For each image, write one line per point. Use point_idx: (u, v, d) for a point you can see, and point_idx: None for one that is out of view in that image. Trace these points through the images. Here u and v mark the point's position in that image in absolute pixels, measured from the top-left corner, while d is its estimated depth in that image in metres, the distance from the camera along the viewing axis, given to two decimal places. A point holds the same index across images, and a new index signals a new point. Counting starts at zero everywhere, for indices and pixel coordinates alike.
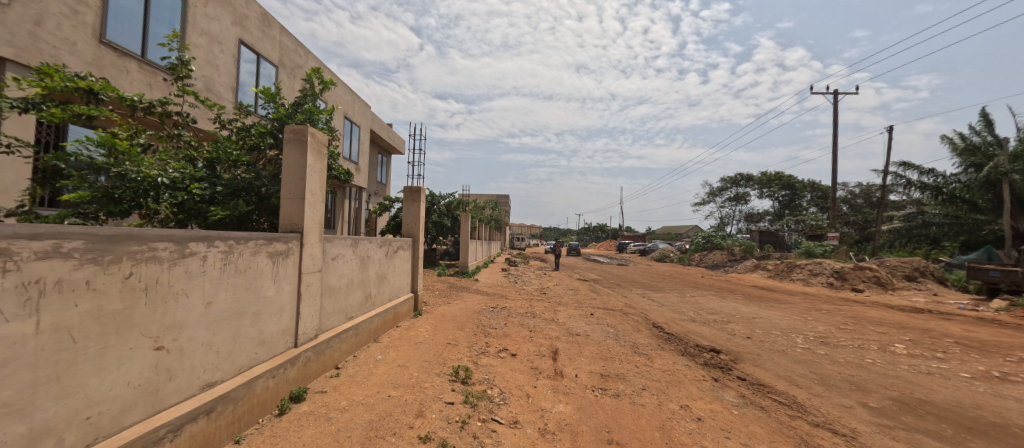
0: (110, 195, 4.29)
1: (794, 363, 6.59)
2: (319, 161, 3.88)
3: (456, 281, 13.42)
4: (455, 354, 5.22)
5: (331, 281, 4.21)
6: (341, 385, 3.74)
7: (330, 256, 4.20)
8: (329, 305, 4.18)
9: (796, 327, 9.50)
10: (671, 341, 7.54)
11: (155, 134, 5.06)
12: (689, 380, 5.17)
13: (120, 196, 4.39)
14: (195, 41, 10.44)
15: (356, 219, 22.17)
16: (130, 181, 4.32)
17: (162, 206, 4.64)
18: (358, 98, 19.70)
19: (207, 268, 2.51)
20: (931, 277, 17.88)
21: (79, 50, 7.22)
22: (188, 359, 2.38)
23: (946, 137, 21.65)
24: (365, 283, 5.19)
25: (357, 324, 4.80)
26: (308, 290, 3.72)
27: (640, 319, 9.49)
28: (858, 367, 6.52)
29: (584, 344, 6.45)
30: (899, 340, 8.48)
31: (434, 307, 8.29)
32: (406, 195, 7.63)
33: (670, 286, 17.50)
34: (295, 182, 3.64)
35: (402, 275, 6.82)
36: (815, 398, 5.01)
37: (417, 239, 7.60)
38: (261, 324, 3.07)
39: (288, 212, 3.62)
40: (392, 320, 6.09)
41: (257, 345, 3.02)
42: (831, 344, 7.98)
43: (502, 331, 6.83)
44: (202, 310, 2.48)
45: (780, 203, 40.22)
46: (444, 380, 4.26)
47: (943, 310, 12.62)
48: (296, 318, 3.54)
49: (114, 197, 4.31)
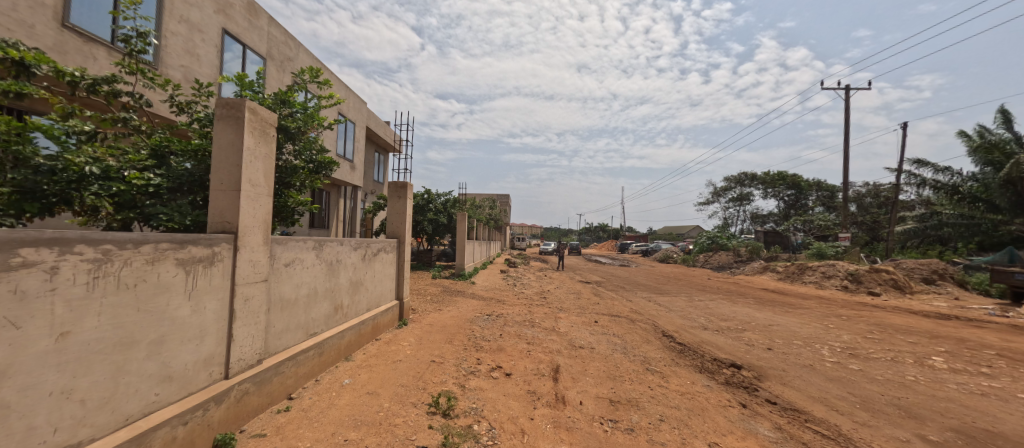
0: (27, 190, 3.32)
1: (827, 382, 5.81)
2: (263, 145, 3.13)
3: (451, 284, 12.68)
4: (438, 376, 4.44)
5: (284, 292, 3.48)
6: (287, 424, 2.99)
7: (283, 262, 3.46)
8: (281, 322, 3.44)
9: (819, 337, 8.72)
10: (686, 354, 6.76)
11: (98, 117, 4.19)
12: (713, 406, 4.40)
13: (40, 190, 3.41)
14: (173, 28, 9.68)
15: (350, 219, 21.41)
16: (49, 170, 3.34)
17: (95, 201, 3.66)
18: (353, 94, 18.95)
19: (57, 285, 1.76)
20: (950, 280, 17.02)
21: (37, 33, 6.42)
22: (20, 418, 1.63)
23: (962, 134, 20.86)
24: (334, 292, 4.44)
25: (323, 342, 4.06)
26: (248, 306, 2.97)
27: (648, 328, 8.71)
28: (901, 386, 5.74)
29: (589, 360, 5.69)
30: (936, 352, 7.68)
31: (422, 315, 7.53)
32: (390, 192, 6.86)
33: (677, 289, 16.67)
34: (228, 169, 2.88)
35: (385, 280, 6.10)
36: (862, 429, 4.23)
37: (403, 239, 6.84)
38: (165, 356, 2.31)
39: (217, 207, 2.85)
40: (369, 333, 5.34)
41: (159, 383, 2.26)
42: (863, 358, 7.20)
43: (497, 344, 6.06)
44: (49, 345, 1.73)
45: (786, 203, 39.32)
46: (420, 412, 3.50)
47: (971, 316, 11.79)
48: (229, 341, 2.79)
49: (32, 191, 3.32)
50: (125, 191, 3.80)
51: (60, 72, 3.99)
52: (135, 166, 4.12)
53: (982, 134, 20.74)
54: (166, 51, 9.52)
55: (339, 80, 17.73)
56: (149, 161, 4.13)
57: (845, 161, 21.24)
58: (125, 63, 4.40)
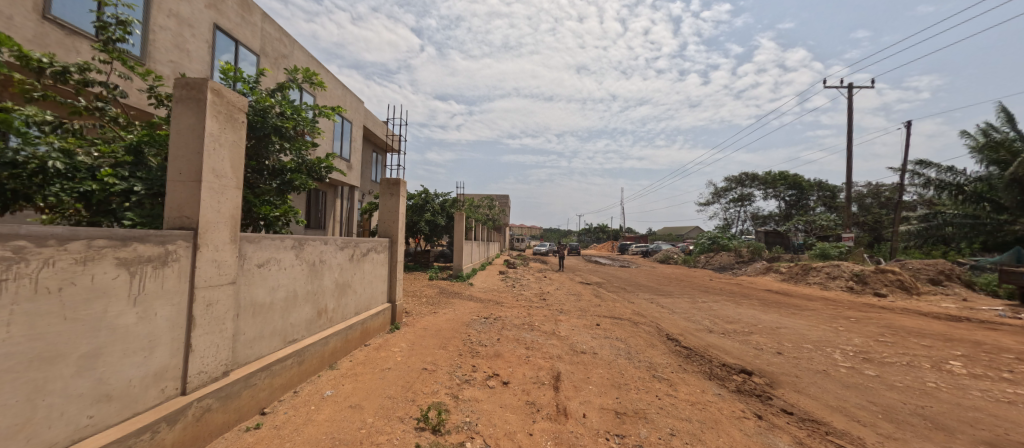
0: None
1: (843, 389, 5.50)
2: (229, 132, 2.79)
3: (448, 285, 12.34)
4: (430, 386, 4.10)
5: (258, 296, 3.15)
6: (256, 445, 2.67)
7: (256, 262, 3.13)
8: (253, 329, 3.11)
9: (829, 340, 8.40)
10: (693, 359, 6.44)
11: (70, 108, 3.69)
12: (726, 418, 4.08)
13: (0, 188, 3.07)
14: (163, 23, 9.30)
15: (347, 220, 21.06)
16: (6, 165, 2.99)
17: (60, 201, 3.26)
18: (349, 93, 18.61)
19: None
20: (957, 281, 16.69)
21: (15, 25, 5.99)
22: None
23: (966, 134, 20.56)
24: (317, 295, 4.11)
25: (303, 350, 3.73)
26: (211, 312, 2.64)
27: (652, 331, 8.39)
28: (922, 393, 5.42)
29: (592, 366, 5.36)
30: (953, 356, 7.36)
31: (416, 318, 7.19)
32: (383, 189, 6.53)
33: (679, 290, 16.34)
34: (187, 158, 2.55)
35: (376, 282, 5.78)
36: (888, 443, 3.91)
37: (396, 239, 6.52)
38: (102, 371, 1.98)
39: (175, 200, 2.52)
40: (358, 338, 5.01)
41: (94, 403, 1.94)
42: (878, 363, 6.88)
43: (494, 349, 5.73)
44: None
45: (787, 203, 39.02)
46: (408, 429, 3.16)
47: (983, 318, 11.47)
48: (186, 352, 2.47)
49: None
50: (94, 189, 3.32)
51: (24, 57, 3.46)
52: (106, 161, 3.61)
53: (987, 132, 20.47)
54: (154, 46, 9.11)
55: (334, 78, 17.40)
56: (125, 156, 3.58)
57: (849, 160, 20.92)
58: (104, 50, 3.76)
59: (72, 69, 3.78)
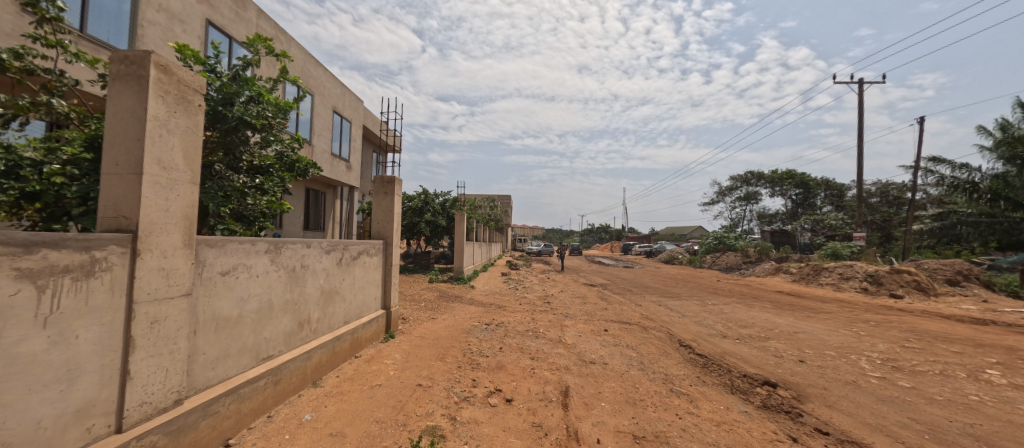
0: None
1: (879, 403, 5.02)
2: (180, 117, 2.35)
3: (448, 289, 11.87)
4: (424, 406, 3.65)
5: (222, 308, 2.73)
6: None
7: (220, 270, 2.70)
8: (216, 347, 2.68)
9: (852, 346, 7.92)
10: (710, 369, 5.96)
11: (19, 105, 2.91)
12: (759, 442, 3.62)
13: None
14: (151, 17, 8.45)
15: (346, 221, 20.65)
16: None
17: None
18: (348, 92, 18.20)
19: None
20: (976, 281, 16.12)
21: None
22: None
23: (982, 129, 19.96)
24: (299, 304, 3.68)
25: (279, 367, 3.29)
26: (157, 330, 2.21)
27: (664, 337, 7.91)
28: (967, 408, 4.94)
29: (603, 379, 4.91)
30: (989, 364, 6.87)
31: (413, 325, 6.76)
32: (376, 188, 6.09)
33: (687, 292, 15.81)
34: (124, 146, 2.13)
35: (368, 288, 5.37)
36: None
37: (391, 240, 6.08)
38: None
39: (111, 195, 2.10)
40: (347, 350, 4.57)
41: None
42: (909, 372, 6.42)
43: (496, 359, 5.29)
44: None
45: (794, 202, 38.40)
46: None
47: (1010, 321, 10.92)
48: (123, 380, 2.04)
49: None
50: (37, 190, 2.68)
51: None
52: (54, 160, 2.89)
53: (1004, 128, 19.85)
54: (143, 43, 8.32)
55: (333, 77, 16.98)
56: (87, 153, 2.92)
57: (860, 158, 20.35)
58: (39, 39, 2.91)
59: (4, 55, 2.95)
